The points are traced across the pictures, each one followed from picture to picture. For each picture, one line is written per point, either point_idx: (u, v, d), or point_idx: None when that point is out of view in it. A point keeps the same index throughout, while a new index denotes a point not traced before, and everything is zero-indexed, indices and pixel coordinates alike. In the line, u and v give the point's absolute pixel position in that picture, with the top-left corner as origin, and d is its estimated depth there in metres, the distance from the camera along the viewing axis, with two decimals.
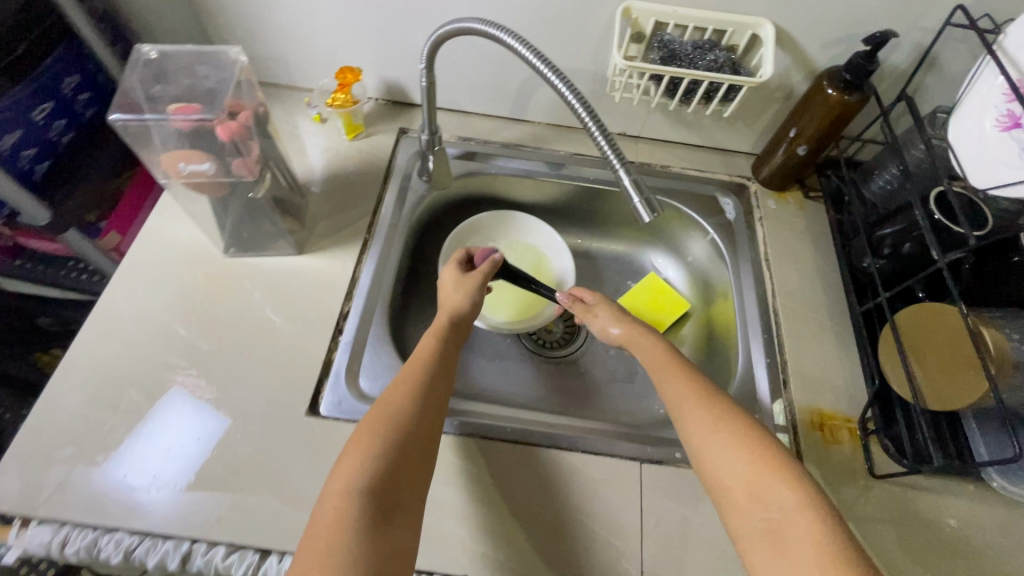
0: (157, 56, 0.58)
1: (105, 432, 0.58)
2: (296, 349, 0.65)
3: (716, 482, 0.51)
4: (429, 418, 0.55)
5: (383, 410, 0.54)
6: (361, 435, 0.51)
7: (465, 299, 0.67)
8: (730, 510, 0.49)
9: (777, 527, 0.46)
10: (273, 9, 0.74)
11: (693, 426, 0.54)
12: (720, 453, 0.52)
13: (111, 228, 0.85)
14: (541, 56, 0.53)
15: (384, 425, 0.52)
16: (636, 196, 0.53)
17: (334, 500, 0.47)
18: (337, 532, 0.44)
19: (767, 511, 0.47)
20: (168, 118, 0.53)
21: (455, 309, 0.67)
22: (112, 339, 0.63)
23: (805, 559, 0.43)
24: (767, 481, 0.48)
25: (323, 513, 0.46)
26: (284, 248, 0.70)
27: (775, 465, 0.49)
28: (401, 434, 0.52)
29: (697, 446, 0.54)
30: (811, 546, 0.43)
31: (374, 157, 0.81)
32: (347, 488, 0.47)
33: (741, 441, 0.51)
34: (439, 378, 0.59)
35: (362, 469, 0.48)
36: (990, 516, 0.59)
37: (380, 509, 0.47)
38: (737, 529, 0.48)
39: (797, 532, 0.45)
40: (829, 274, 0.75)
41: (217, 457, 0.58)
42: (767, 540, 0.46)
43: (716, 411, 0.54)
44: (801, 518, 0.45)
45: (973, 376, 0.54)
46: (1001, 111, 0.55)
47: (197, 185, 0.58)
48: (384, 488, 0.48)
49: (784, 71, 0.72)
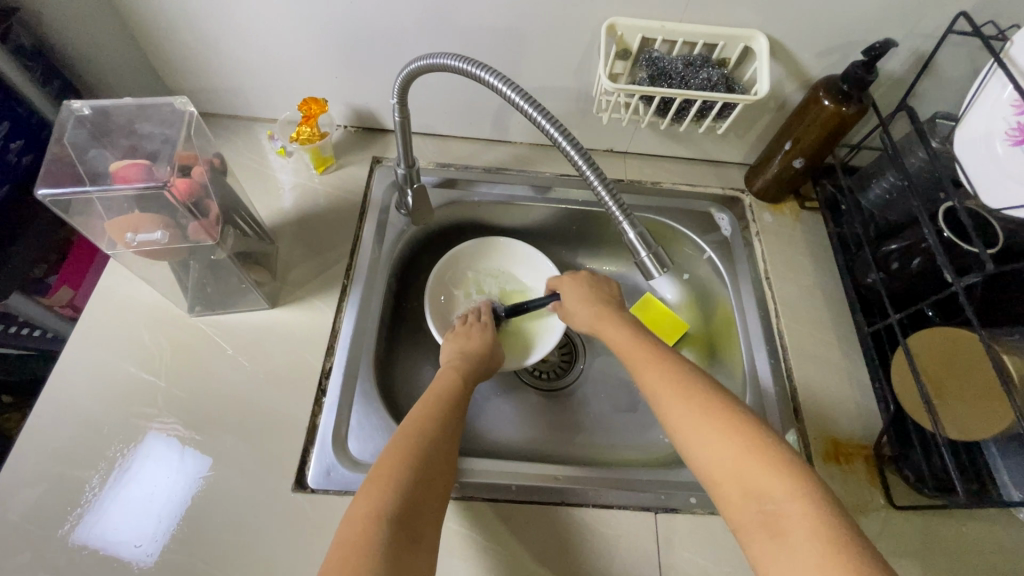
0: (91, 112, 0.53)
1: (67, 531, 0.52)
2: (276, 414, 0.60)
3: (706, 474, 0.48)
4: (444, 444, 0.53)
5: (408, 434, 0.52)
6: (388, 459, 0.49)
7: (486, 346, 0.68)
8: (725, 504, 0.46)
9: (775, 517, 0.42)
10: (225, 40, 0.67)
11: (676, 418, 0.51)
12: (705, 442, 0.48)
13: (62, 283, 0.75)
14: (514, 85, 0.49)
15: (404, 446, 0.50)
16: (643, 250, 0.50)
17: (362, 523, 0.43)
18: (355, 556, 0.40)
19: (763, 502, 0.43)
20: (113, 188, 0.47)
21: (483, 354, 0.67)
22: (68, 422, 0.57)
23: (811, 547, 0.39)
24: (755, 469, 0.45)
25: (344, 538, 0.42)
26: (255, 302, 0.65)
27: (766, 450, 0.46)
28: (420, 457, 0.50)
29: (681, 436, 0.51)
30: (811, 530, 0.40)
31: (348, 191, 0.75)
32: (377, 512, 0.44)
33: (729, 427, 0.48)
34: (453, 405, 0.58)
35: (395, 493, 0.45)
36: (1015, 541, 0.57)
37: (405, 534, 0.43)
38: (735, 522, 0.45)
39: (796, 521, 0.41)
40: (831, 290, 0.73)
41: (197, 548, 0.52)
42: (765, 530, 0.42)
43: (699, 399, 0.52)
44: (798, 505, 0.42)
45: (996, 406, 0.53)
46: (1012, 124, 0.53)
47: (151, 253, 0.53)
48: (410, 512, 0.45)
49: (776, 82, 0.68)
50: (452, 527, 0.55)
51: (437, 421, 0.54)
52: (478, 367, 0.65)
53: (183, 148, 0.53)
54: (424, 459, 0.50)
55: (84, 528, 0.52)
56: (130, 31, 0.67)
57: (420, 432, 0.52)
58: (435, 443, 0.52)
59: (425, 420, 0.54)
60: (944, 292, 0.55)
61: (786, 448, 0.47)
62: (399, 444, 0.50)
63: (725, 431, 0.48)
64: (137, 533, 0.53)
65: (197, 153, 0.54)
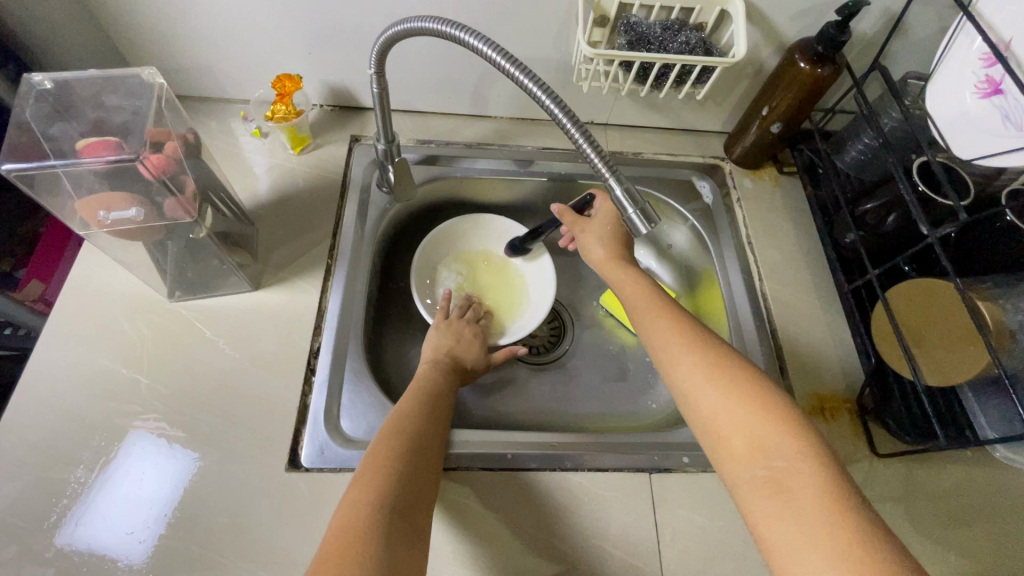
0: (53, 85, 0.51)
1: (52, 525, 0.51)
2: (264, 397, 0.59)
3: (711, 431, 0.48)
4: (432, 435, 0.53)
5: (396, 428, 0.52)
6: (376, 450, 0.49)
7: (473, 355, 0.67)
8: (726, 458, 0.47)
9: (778, 475, 0.43)
10: (190, 15, 0.65)
11: (685, 373, 0.52)
12: (712, 401, 0.49)
13: (31, 277, 0.70)
14: (494, 45, 0.48)
15: (389, 439, 0.50)
16: (631, 208, 0.50)
17: (351, 512, 0.43)
18: (356, 543, 0.40)
19: (768, 460, 0.44)
20: (79, 162, 0.45)
21: (467, 363, 0.66)
22: (47, 414, 0.55)
23: (816, 504, 0.41)
24: (765, 428, 0.46)
25: (342, 525, 0.42)
26: (237, 284, 0.63)
27: (775, 411, 0.47)
28: (409, 448, 0.50)
29: (687, 394, 0.51)
30: (818, 488, 0.42)
31: (327, 170, 0.74)
32: (366, 500, 0.44)
33: (737, 388, 0.49)
34: (436, 397, 0.58)
35: (384, 481, 0.46)
36: (990, 480, 0.60)
37: (400, 521, 0.43)
38: (734, 478, 0.46)
39: (802, 479, 0.42)
40: (812, 252, 0.74)
41: (191, 532, 0.52)
42: (767, 486, 0.43)
43: (710, 357, 0.52)
44: (805, 466, 0.43)
45: (974, 350, 0.55)
46: (979, 77, 0.55)
47: (126, 233, 0.52)
48: (402, 500, 0.45)
49: (752, 46, 0.69)
50: (450, 498, 0.55)
51: (423, 413, 0.55)
52: (458, 370, 0.65)
53: (154, 123, 0.51)
54: (412, 449, 0.50)
55: (72, 518, 0.51)
56: (88, 7, 0.64)
57: (402, 425, 0.52)
58: (423, 436, 0.52)
59: (409, 412, 0.54)
60: (920, 244, 0.56)
61: (794, 409, 0.47)
62: (386, 435, 0.51)
63: (735, 390, 0.49)
64: (129, 520, 0.52)
65: (170, 129, 0.52)
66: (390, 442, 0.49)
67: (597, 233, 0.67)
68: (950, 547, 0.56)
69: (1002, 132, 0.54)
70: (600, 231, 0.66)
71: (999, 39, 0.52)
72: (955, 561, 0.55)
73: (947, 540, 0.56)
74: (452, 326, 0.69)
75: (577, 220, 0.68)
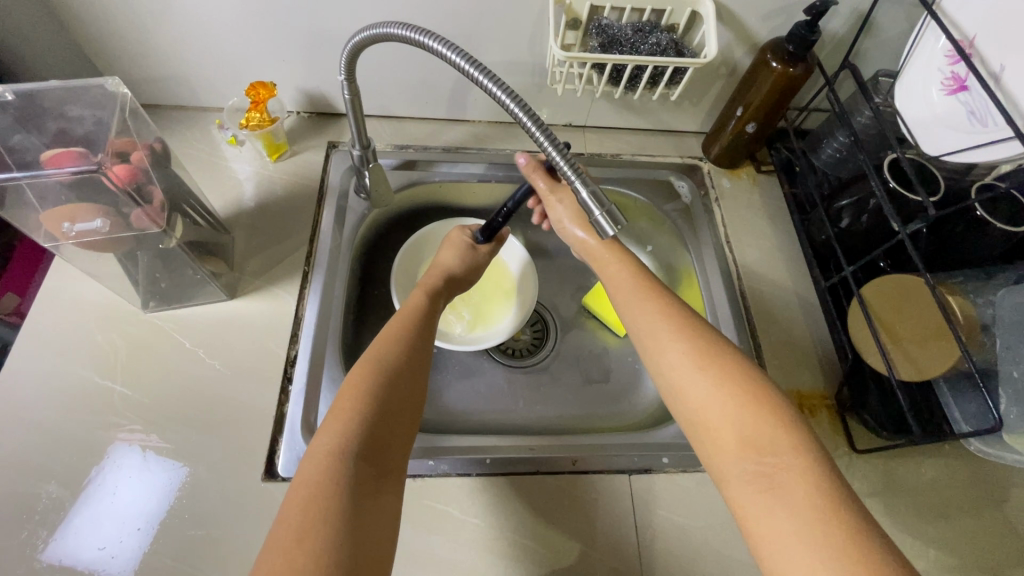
0: (15, 97, 0.49)
1: (22, 542, 0.50)
2: (242, 407, 0.58)
3: (699, 420, 0.47)
4: (415, 366, 0.52)
5: (383, 363, 0.50)
6: (357, 385, 0.47)
7: (459, 262, 0.67)
8: (714, 450, 0.46)
9: (769, 471, 0.42)
10: (161, 25, 0.65)
11: (673, 360, 0.50)
12: (701, 392, 0.48)
13: (7, 289, 0.69)
14: (459, 51, 0.47)
15: (366, 382, 0.48)
16: (597, 209, 0.48)
17: (324, 463, 0.41)
18: (327, 497, 0.39)
19: (760, 455, 0.43)
20: (44, 174, 0.45)
21: (448, 271, 0.66)
22: (18, 429, 0.55)
23: (807, 502, 0.40)
24: (757, 420, 0.45)
25: (309, 479, 0.41)
26: (213, 294, 0.63)
27: (764, 401, 0.46)
28: (389, 382, 0.48)
29: (674, 383, 0.49)
30: (807, 485, 0.41)
31: (305, 177, 0.74)
32: (340, 450, 0.42)
33: (727, 376, 0.47)
34: (428, 329, 0.57)
35: (358, 428, 0.44)
36: (967, 473, 0.60)
37: (373, 478, 0.43)
38: (721, 471, 0.45)
39: (793, 474, 0.41)
40: (790, 249, 0.75)
41: (165, 545, 0.51)
42: (760, 482, 0.42)
43: (701, 345, 0.50)
44: (795, 460, 0.42)
45: (945, 345, 0.56)
46: (946, 74, 0.55)
47: (91, 244, 0.52)
48: (376, 450, 0.44)
49: (726, 46, 0.69)
50: (432, 504, 0.55)
51: (411, 349, 0.53)
52: (439, 284, 0.64)
53: (119, 134, 0.51)
54: (390, 397, 0.47)
55: (44, 533, 0.50)
56: (58, 18, 0.63)
57: (386, 361, 0.50)
58: (407, 372, 0.50)
59: (397, 343, 0.52)
60: (894, 241, 0.56)
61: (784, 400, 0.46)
62: (362, 377, 0.48)
63: (725, 380, 0.47)
64: (104, 535, 0.51)
65: (135, 139, 0.52)
66: (369, 386, 0.47)
67: (569, 209, 0.64)
68: (929, 542, 0.56)
69: (970, 128, 0.54)
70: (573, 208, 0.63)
71: (963, 35, 0.52)
72: (934, 555, 0.55)
73: (928, 535, 0.56)
74: (442, 250, 0.69)
75: (552, 188, 0.64)
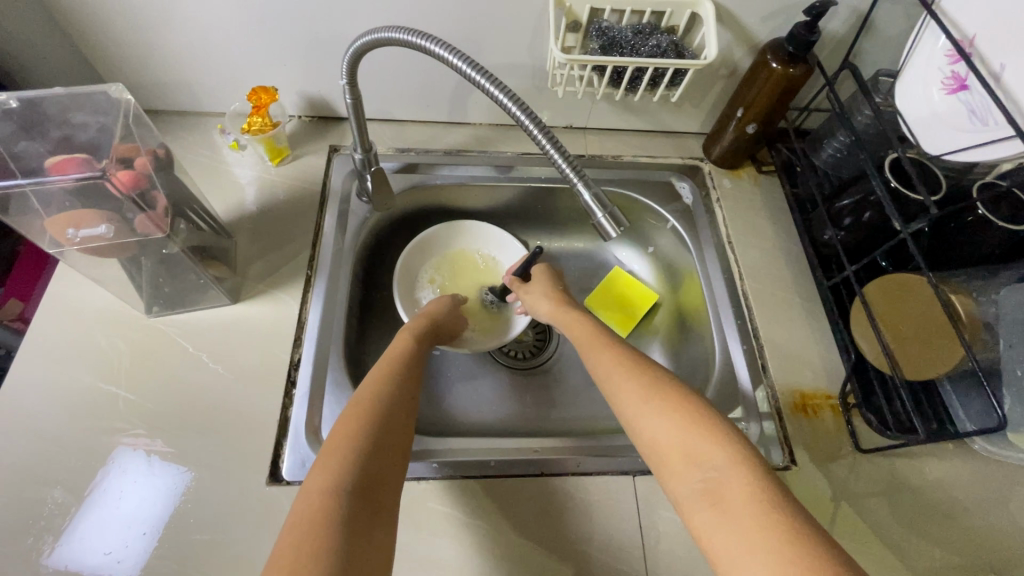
0: (19, 104, 0.49)
1: (28, 547, 0.50)
2: (246, 411, 0.58)
3: (653, 451, 0.47)
4: (402, 405, 0.52)
5: (369, 403, 0.51)
6: (344, 425, 0.48)
7: (444, 312, 0.68)
8: (666, 476, 0.45)
9: (715, 486, 0.41)
10: (162, 30, 0.65)
11: (626, 400, 0.51)
12: (648, 423, 0.48)
13: (10, 296, 0.69)
14: (461, 55, 0.48)
15: (357, 424, 0.48)
16: (599, 212, 0.49)
17: (319, 499, 0.41)
18: (319, 532, 0.38)
19: (702, 471, 0.43)
20: (46, 181, 0.46)
21: (432, 315, 0.66)
22: (23, 434, 0.55)
23: (748, 511, 0.38)
24: (696, 440, 0.45)
25: (303, 515, 0.40)
26: (216, 298, 0.63)
27: (702, 423, 0.46)
28: (374, 421, 0.49)
29: (631, 420, 0.50)
30: (747, 494, 0.39)
31: (306, 181, 0.74)
32: (334, 486, 0.42)
33: (674, 406, 0.48)
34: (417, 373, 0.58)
35: (351, 465, 0.44)
36: (972, 472, 0.60)
37: (366, 513, 0.42)
38: (675, 494, 0.44)
39: (733, 486, 0.40)
40: (791, 249, 0.75)
41: (171, 549, 0.51)
42: (705, 500, 0.41)
43: (650, 383, 0.52)
44: (734, 473, 0.41)
45: (948, 345, 0.56)
46: (946, 74, 0.55)
47: (96, 250, 0.52)
48: (371, 485, 0.44)
49: (725, 47, 0.70)
50: (436, 507, 0.55)
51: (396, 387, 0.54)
52: (426, 323, 0.65)
53: (122, 140, 0.51)
54: (375, 433, 0.48)
55: (50, 538, 0.50)
56: (59, 25, 0.64)
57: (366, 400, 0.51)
58: (392, 412, 0.51)
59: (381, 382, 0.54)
60: (895, 239, 0.56)
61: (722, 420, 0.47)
62: (350, 420, 0.49)
63: (669, 408, 0.48)
64: (110, 539, 0.51)
65: (139, 144, 0.52)
66: (360, 426, 0.48)
67: (540, 293, 0.70)
68: (932, 541, 0.56)
69: (972, 128, 0.54)
70: (541, 291, 0.69)
71: (963, 35, 0.53)
72: (939, 555, 0.55)
73: (930, 534, 0.56)
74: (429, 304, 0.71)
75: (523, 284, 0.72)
